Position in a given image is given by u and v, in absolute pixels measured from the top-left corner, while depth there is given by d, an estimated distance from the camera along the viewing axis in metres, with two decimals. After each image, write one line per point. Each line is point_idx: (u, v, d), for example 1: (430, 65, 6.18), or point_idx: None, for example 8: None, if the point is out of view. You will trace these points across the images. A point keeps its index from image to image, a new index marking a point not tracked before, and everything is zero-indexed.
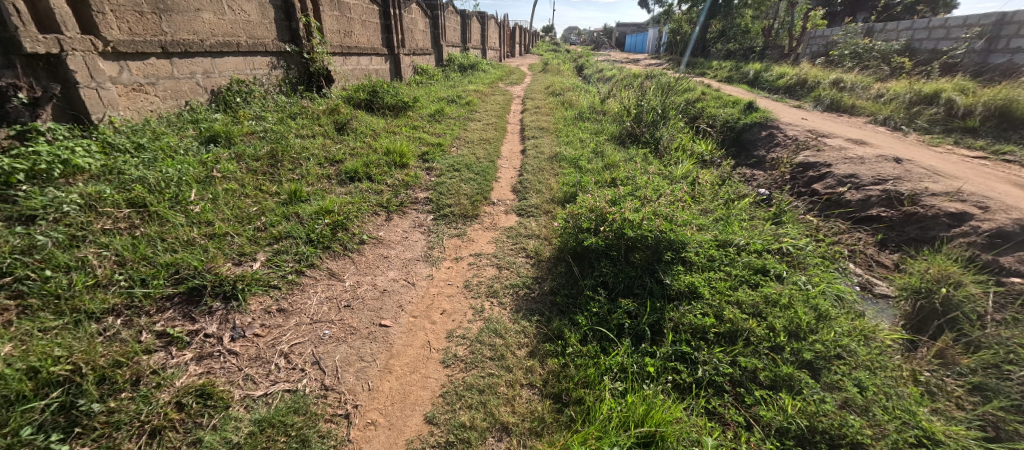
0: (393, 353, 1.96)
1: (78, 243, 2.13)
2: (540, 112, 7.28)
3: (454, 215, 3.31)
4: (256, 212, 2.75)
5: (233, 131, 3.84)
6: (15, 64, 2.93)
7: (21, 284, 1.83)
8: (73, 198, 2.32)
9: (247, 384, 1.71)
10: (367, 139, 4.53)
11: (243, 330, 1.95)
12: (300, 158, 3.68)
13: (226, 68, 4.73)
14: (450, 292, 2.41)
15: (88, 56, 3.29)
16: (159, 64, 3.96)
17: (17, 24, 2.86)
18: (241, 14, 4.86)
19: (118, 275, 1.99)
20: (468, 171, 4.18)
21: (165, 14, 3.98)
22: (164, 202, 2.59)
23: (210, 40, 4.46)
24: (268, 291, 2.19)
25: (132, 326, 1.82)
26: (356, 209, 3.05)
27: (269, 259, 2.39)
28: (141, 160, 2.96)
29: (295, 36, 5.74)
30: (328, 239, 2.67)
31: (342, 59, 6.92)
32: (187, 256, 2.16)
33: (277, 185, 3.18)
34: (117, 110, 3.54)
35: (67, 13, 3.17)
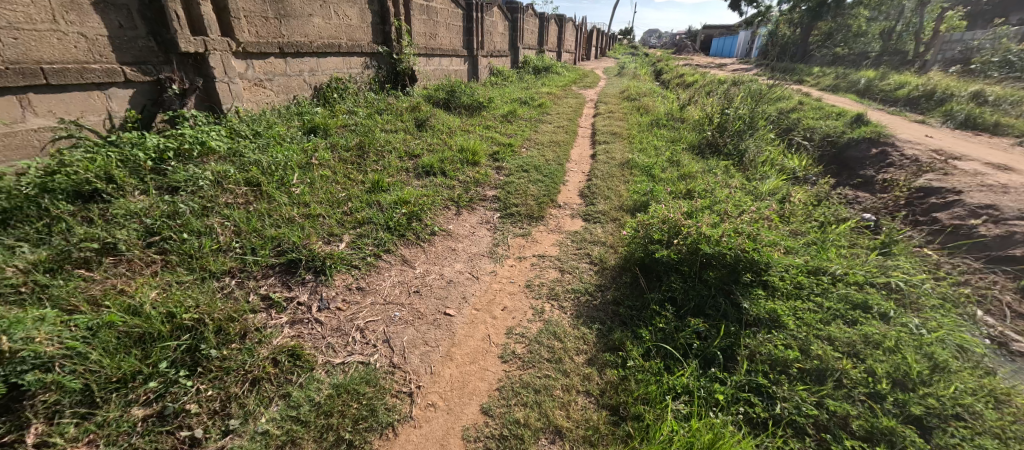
0: (455, 342, 2.05)
1: (208, 212, 2.53)
2: (613, 116, 7.10)
3: (520, 215, 3.36)
4: (344, 197, 3.03)
5: (330, 123, 4.26)
6: (173, 61, 3.54)
7: (165, 243, 2.23)
8: (205, 176, 2.75)
9: (328, 352, 1.89)
10: (443, 136, 4.77)
11: (328, 302, 2.17)
12: (383, 151, 3.98)
13: (328, 67, 5.27)
14: (512, 290, 2.46)
15: (224, 56, 3.87)
16: (276, 63, 4.53)
17: (176, 28, 3.44)
18: (344, 18, 5.37)
19: (234, 243, 2.32)
20: (537, 172, 4.22)
21: (284, 19, 4.53)
22: (273, 183, 2.97)
23: (317, 41, 4.99)
24: (350, 270, 2.40)
25: (242, 287, 2.11)
26: (430, 202, 3.23)
27: (353, 241, 2.62)
28: (257, 146, 3.42)
29: (387, 38, 6.22)
30: (404, 227, 2.85)
31: (426, 60, 7.37)
32: (287, 232, 2.45)
33: (362, 175, 3.47)
34: (241, 102, 4.14)
35: (212, 19, 3.74)
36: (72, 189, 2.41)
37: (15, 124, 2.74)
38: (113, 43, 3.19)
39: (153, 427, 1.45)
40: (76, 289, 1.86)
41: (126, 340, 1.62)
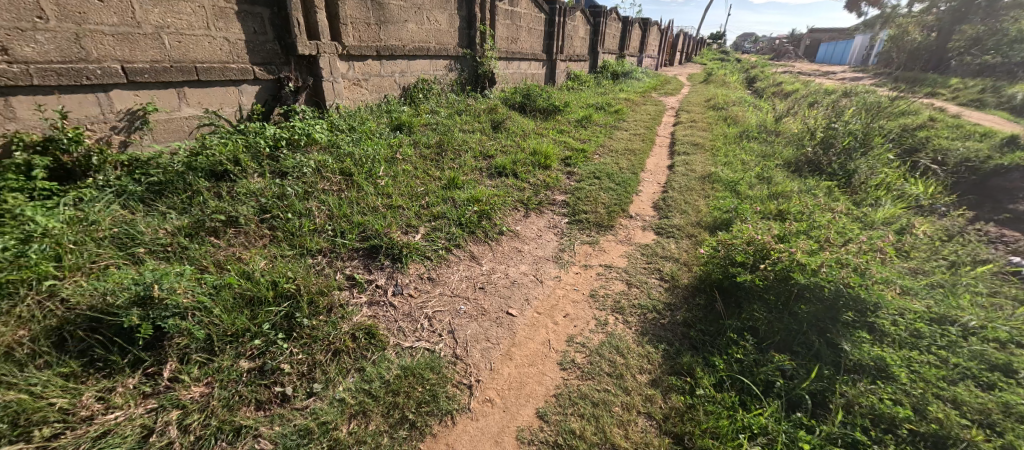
0: (515, 342, 2.08)
1: (308, 196, 2.85)
2: (696, 126, 6.68)
3: (588, 222, 3.30)
4: (422, 192, 3.21)
5: (414, 121, 4.56)
6: (291, 62, 4.05)
7: (273, 220, 2.56)
8: (309, 164, 3.11)
9: (399, 334, 2.02)
10: (517, 138, 4.85)
11: (402, 288, 2.32)
12: (460, 150, 4.16)
13: (417, 69, 5.64)
14: (576, 298, 2.42)
15: (332, 58, 4.33)
16: (373, 65, 4.95)
17: (296, 33, 3.92)
18: (435, 23, 5.70)
19: (327, 225, 2.59)
20: (609, 180, 4.11)
21: (383, 25, 4.93)
22: (362, 174, 3.25)
23: (409, 45, 5.37)
24: (423, 260, 2.54)
25: (331, 266, 2.34)
26: (500, 202, 3.31)
27: (427, 233, 2.77)
28: (352, 140, 3.77)
29: (472, 42, 6.48)
30: (474, 225, 2.95)
31: (507, 64, 7.55)
32: (371, 220, 2.68)
33: (440, 172, 3.66)
34: (341, 99, 4.59)
35: (325, 25, 4.20)
36: (208, 168, 2.88)
37: (174, 112, 3.34)
38: (248, 46, 3.73)
39: (255, 379, 1.65)
40: (206, 252, 2.21)
41: (240, 300, 1.89)
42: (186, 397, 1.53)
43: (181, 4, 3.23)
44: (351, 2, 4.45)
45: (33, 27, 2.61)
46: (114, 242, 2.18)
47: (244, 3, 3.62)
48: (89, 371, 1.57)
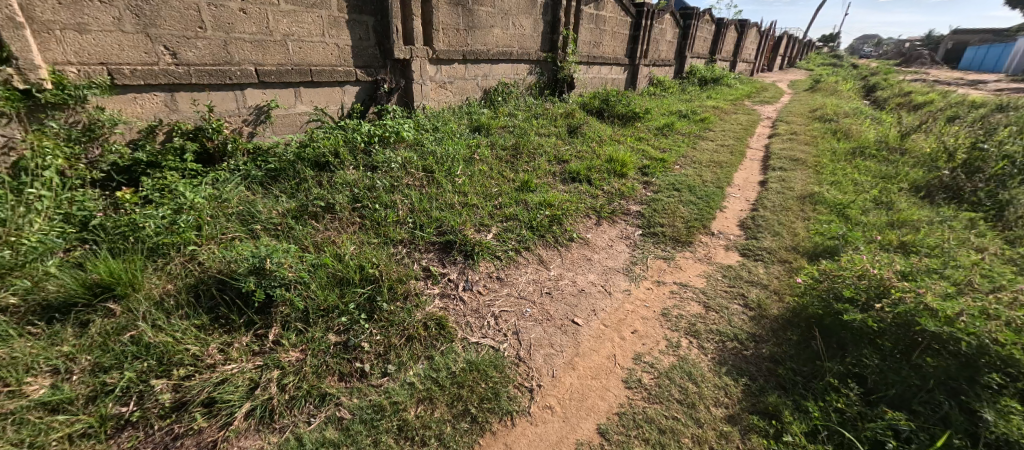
0: (579, 352, 2.04)
1: (393, 189, 3.07)
2: (797, 139, 6.00)
3: (664, 236, 3.12)
4: (496, 192, 3.30)
5: (492, 123, 4.69)
6: (388, 65, 4.42)
7: (362, 210, 2.81)
8: (396, 160, 3.36)
9: (466, 329, 2.10)
10: (593, 144, 4.76)
11: (472, 284, 2.40)
12: (535, 153, 4.19)
13: (498, 73, 5.80)
14: (646, 315, 2.31)
15: (422, 61, 4.62)
16: (458, 68, 5.19)
17: (394, 39, 4.26)
18: (519, 28, 5.82)
19: (408, 218, 2.77)
20: (690, 192, 3.85)
21: (471, 30, 5.15)
22: (441, 171, 3.42)
23: (493, 50, 5.53)
24: (494, 259, 2.60)
25: (410, 256, 2.50)
26: (573, 208, 3.27)
27: (499, 233, 2.83)
28: (435, 139, 3.99)
29: (554, 46, 6.50)
30: (545, 229, 2.95)
31: (587, 68, 7.45)
32: (448, 216, 2.81)
33: (514, 174, 3.72)
34: (427, 100, 4.89)
35: (419, 31, 4.51)
36: (313, 159, 3.26)
37: (291, 109, 3.84)
38: (353, 51, 4.13)
39: (340, 352, 1.81)
40: (308, 233, 2.49)
41: (331, 279, 2.10)
42: (285, 360, 1.72)
43: (304, 15, 3.68)
44: (444, 10, 4.71)
45: (194, 35, 3.15)
46: (238, 218, 2.55)
47: (353, 12, 4.01)
48: (213, 325, 1.85)
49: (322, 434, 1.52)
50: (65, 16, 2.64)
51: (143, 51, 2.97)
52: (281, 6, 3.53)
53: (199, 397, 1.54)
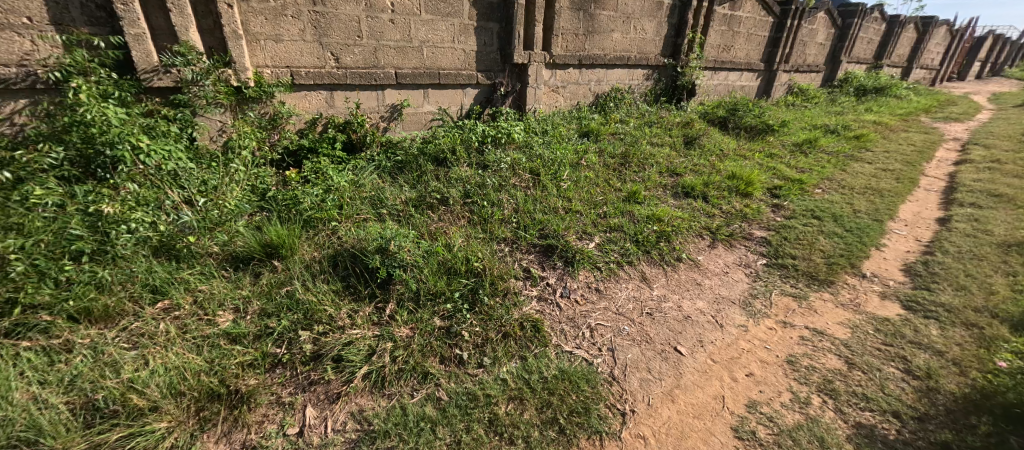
0: (681, 385, 1.87)
1: (501, 188, 3.20)
2: (1000, 168, 4.66)
3: (795, 270, 2.69)
4: (601, 201, 3.20)
5: (602, 129, 4.58)
6: (506, 69, 4.62)
7: (471, 205, 2.98)
8: (506, 160, 3.48)
9: (561, 336, 2.08)
10: (713, 158, 4.33)
11: (570, 291, 2.37)
12: (646, 163, 3.97)
13: (613, 78, 5.63)
14: (766, 358, 2.02)
15: (538, 66, 4.72)
16: (573, 73, 5.18)
17: (515, 44, 4.43)
18: (641, 32, 5.56)
19: (513, 217, 2.86)
20: (834, 222, 3.25)
21: (590, 35, 5.08)
22: (548, 175, 3.44)
23: (611, 54, 5.39)
24: (594, 269, 2.54)
25: (512, 255, 2.58)
26: (684, 225, 3.01)
27: (601, 243, 2.75)
28: (544, 142, 4.04)
29: (677, 51, 6.08)
30: (651, 244, 2.78)
31: (714, 74, 6.80)
32: (551, 220, 2.83)
33: (621, 183, 3.57)
34: (538, 104, 4.98)
35: (539, 37, 4.61)
36: (433, 155, 3.57)
37: (419, 108, 4.27)
38: (478, 56, 4.41)
39: (443, 336, 1.95)
40: (424, 222, 2.74)
41: (440, 266, 2.27)
42: (397, 334, 1.91)
43: (440, 23, 4.04)
44: (566, 15, 4.73)
45: (353, 43, 3.69)
46: (369, 202, 2.92)
47: (481, 20, 4.27)
48: (345, 292, 2.14)
49: (422, 409, 1.65)
50: (268, 29, 3.31)
51: (315, 57, 3.57)
52: (422, 15, 3.92)
53: (331, 353, 1.80)
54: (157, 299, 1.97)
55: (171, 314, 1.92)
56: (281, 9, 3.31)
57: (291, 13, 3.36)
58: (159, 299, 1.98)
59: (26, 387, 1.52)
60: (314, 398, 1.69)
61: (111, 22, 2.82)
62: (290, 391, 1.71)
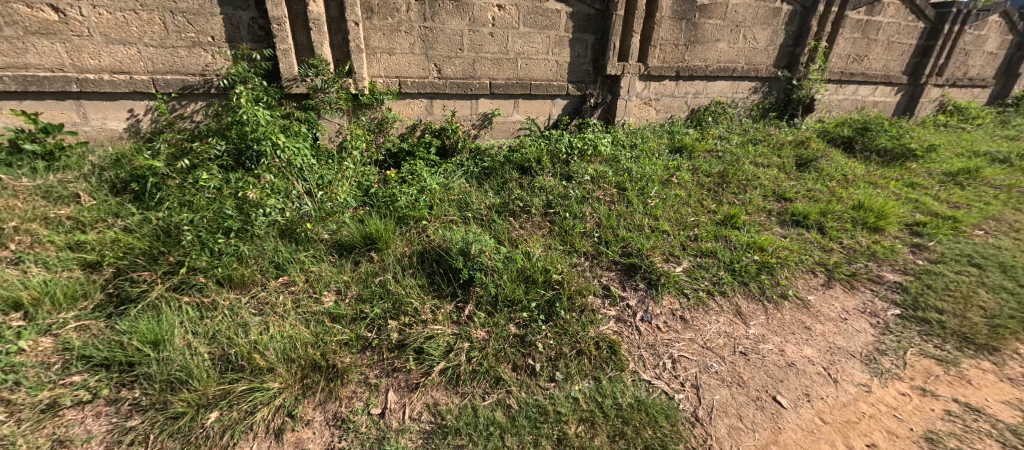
0: (779, 441, 1.63)
1: (584, 201, 3.14)
2: None
3: (940, 327, 2.21)
4: (692, 222, 2.98)
5: (698, 146, 4.26)
6: (598, 81, 4.56)
7: (553, 216, 2.97)
8: (591, 173, 3.41)
9: (639, 362, 1.97)
10: (832, 183, 3.77)
11: (651, 316, 2.24)
12: (747, 185, 3.60)
13: (714, 91, 5.22)
14: (894, 429, 1.67)
15: (632, 77, 4.58)
16: (669, 85, 4.93)
17: (610, 56, 4.36)
18: (752, 41, 5.08)
19: (595, 231, 2.79)
20: (1001, 273, 2.61)
21: (692, 45, 4.78)
22: (635, 190, 3.29)
23: (714, 65, 5.01)
24: (680, 296, 2.36)
25: (591, 271, 2.51)
26: (792, 258, 2.66)
27: (690, 268, 2.55)
28: (633, 157, 3.88)
29: (794, 61, 5.44)
30: (749, 275, 2.50)
31: (839, 87, 5.95)
32: (635, 238, 2.71)
33: (717, 205, 3.28)
34: (628, 116, 4.84)
35: (636, 48, 4.47)
36: (519, 163, 3.64)
37: (509, 117, 4.40)
38: (570, 67, 4.42)
39: (517, 344, 1.97)
40: (506, 228, 2.81)
41: (519, 274, 2.30)
42: (474, 335, 1.98)
43: (536, 36, 4.12)
44: (666, 25, 4.52)
45: (455, 55, 3.94)
46: (456, 205, 3.07)
47: (577, 31, 4.27)
48: (429, 288, 2.28)
49: (493, 414, 1.68)
50: (384, 43, 3.69)
51: (421, 68, 3.89)
52: (520, 28, 4.04)
53: (414, 344, 1.93)
54: (278, 274, 2.30)
55: (288, 289, 2.21)
56: (397, 26, 3.66)
57: (405, 29, 3.70)
58: (280, 274, 2.30)
59: (183, 335, 1.87)
60: (395, 384, 1.82)
61: (267, 39, 3.37)
62: (376, 374, 1.86)
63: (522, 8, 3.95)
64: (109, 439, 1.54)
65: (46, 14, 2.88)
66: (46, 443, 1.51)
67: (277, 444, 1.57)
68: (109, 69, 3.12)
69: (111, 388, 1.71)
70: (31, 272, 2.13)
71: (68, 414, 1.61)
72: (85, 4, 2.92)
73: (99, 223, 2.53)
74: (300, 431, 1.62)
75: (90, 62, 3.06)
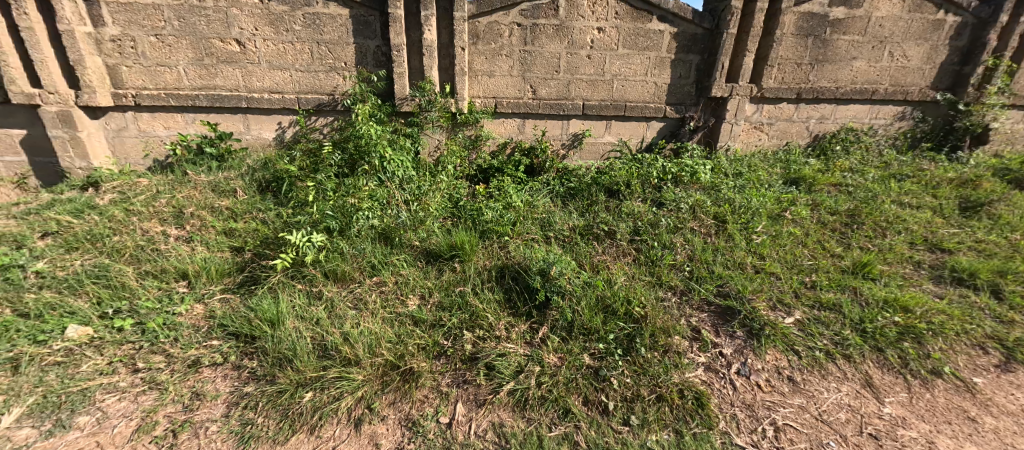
0: None
1: (676, 230, 2.92)
2: None
3: None
4: (808, 266, 2.57)
5: (821, 178, 3.70)
6: (701, 103, 4.26)
7: (639, 244, 2.81)
8: (686, 200, 3.15)
9: (731, 422, 1.71)
10: (1016, 235, 2.96)
11: (750, 371, 1.95)
12: (885, 228, 3.01)
13: (846, 116, 4.53)
14: None
15: (741, 99, 4.20)
16: (786, 109, 4.41)
17: (717, 77, 4.05)
18: (900, 59, 4.31)
19: (686, 265, 2.57)
20: None
21: (820, 64, 4.22)
22: (737, 224, 2.94)
23: (847, 87, 4.35)
24: (788, 352, 2.03)
25: (679, 309, 2.30)
26: (949, 324, 2.12)
27: (803, 321, 2.19)
28: (737, 186, 3.50)
29: (960, 82, 4.47)
30: (885, 340, 2.05)
31: None
32: (734, 278, 2.44)
33: (843, 248, 2.79)
34: (734, 141, 4.43)
35: (749, 68, 4.09)
36: (607, 186, 3.53)
37: (599, 139, 4.34)
38: (671, 88, 4.20)
39: (590, 377, 1.87)
40: (588, 252, 2.72)
41: (598, 302, 2.20)
42: (546, 360, 1.93)
43: (636, 57, 4.01)
44: (787, 42, 4.07)
45: (551, 77, 4.01)
46: (539, 223, 3.09)
47: (681, 52, 4.05)
48: (506, 305, 2.29)
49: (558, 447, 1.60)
50: (486, 67, 3.92)
51: (517, 89, 4.04)
52: (619, 50, 3.98)
53: (486, 359, 1.95)
54: (373, 274, 2.51)
55: (380, 288, 2.41)
56: (499, 50, 3.87)
57: (506, 52, 3.88)
58: (374, 274, 2.52)
59: (293, 318, 2.13)
60: (465, 396, 1.85)
61: (387, 64, 3.82)
62: (448, 382, 1.91)
63: (623, 29, 3.89)
64: (230, 400, 1.80)
65: (232, 47, 3.62)
66: (187, 393, 1.82)
67: (355, 433, 1.69)
68: (268, 89, 3.79)
69: (236, 356, 2.01)
70: (197, 249, 2.65)
71: (205, 371, 1.93)
72: (259, 38, 3.61)
73: (246, 214, 3.05)
74: (376, 425, 1.71)
75: (256, 84, 3.76)
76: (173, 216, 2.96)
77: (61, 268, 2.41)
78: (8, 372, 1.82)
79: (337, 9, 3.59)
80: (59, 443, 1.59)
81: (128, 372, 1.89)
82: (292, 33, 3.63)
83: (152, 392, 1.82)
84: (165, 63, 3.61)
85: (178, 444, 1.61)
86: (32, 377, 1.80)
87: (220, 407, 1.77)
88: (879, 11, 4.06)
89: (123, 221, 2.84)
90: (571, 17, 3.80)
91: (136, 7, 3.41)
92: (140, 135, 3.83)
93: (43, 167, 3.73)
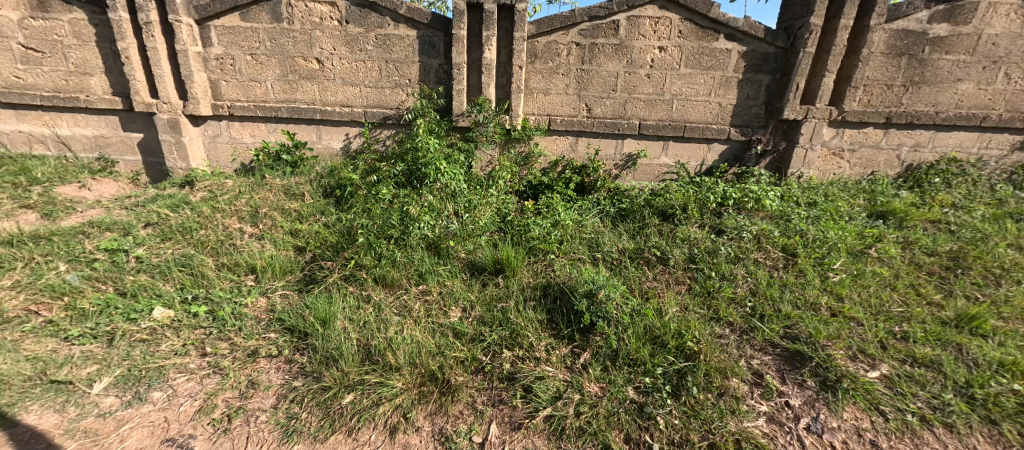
0: None
1: (737, 260, 2.71)
2: None
3: None
4: (898, 313, 2.25)
5: (915, 213, 3.26)
6: (770, 125, 3.98)
7: (695, 272, 2.63)
8: (750, 229, 2.90)
9: None
10: None
11: (822, 427, 1.72)
12: (1000, 275, 2.55)
13: (947, 144, 4.00)
14: None
15: (818, 123, 3.86)
16: (873, 133, 3.98)
17: (790, 98, 3.76)
18: (1021, 81, 3.73)
19: (748, 300, 2.35)
20: None
21: (915, 86, 3.77)
22: (810, 259, 2.66)
23: (949, 112, 3.84)
24: (872, 412, 1.77)
25: (739, 348, 2.09)
26: None
27: (890, 377, 1.91)
28: (810, 216, 3.18)
29: None
30: (1000, 410, 1.71)
31: None
32: (804, 319, 2.19)
33: (943, 295, 2.40)
34: (808, 168, 4.07)
35: (828, 89, 3.76)
36: (661, 209, 3.36)
37: (655, 159, 4.18)
38: (736, 110, 3.96)
39: (634, 413, 1.74)
40: (638, 278, 2.60)
41: (646, 333, 2.08)
42: (587, 389, 1.84)
43: (699, 76, 3.85)
44: (875, 62, 3.70)
45: (607, 96, 3.96)
46: (587, 244, 3.01)
47: (750, 72, 3.82)
48: (548, 326, 2.23)
49: None
50: (542, 85, 3.96)
51: (572, 107, 4.03)
52: (681, 69, 3.84)
53: (524, 380, 1.90)
54: (419, 282, 2.57)
55: (424, 297, 2.45)
56: (556, 69, 3.89)
57: (563, 71, 3.90)
58: (421, 282, 2.57)
59: (343, 319, 2.22)
60: (500, 416, 1.80)
61: (448, 82, 3.98)
62: (484, 400, 1.88)
63: (686, 48, 3.76)
64: (279, 393, 1.89)
65: (312, 65, 3.96)
66: (244, 381, 1.94)
67: (390, 440, 1.70)
68: (339, 103, 4.09)
69: (289, 350, 2.12)
70: (267, 246, 2.88)
71: (262, 362, 2.05)
72: (335, 57, 3.93)
73: (311, 217, 3.28)
74: (410, 435, 1.72)
75: (330, 98, 4.08)
76: (249, 215, 3.25)
77: (156, 255, 2.72)
78: (105, 344, 2.06)
79: (407, 30, 3.83)
80: (134, 414, 1.76)
81: (197, 356, 2.07)
82: (365, 52, 3.91)
83: (215, 376, 1.97)
84: (256, 78, 4.03)
85: (231, 430, 1.71)
86: (122, 350, 2.03)
87: (270, 398, 1.87)
88: (992, 28, 3.57)
89: (209, 216, 3.16)
90: (632, 35, 3.74)
91: (237, 30, 3.86)
92: (230, 141, 4.29)
93: (153, 166, 4.30)
